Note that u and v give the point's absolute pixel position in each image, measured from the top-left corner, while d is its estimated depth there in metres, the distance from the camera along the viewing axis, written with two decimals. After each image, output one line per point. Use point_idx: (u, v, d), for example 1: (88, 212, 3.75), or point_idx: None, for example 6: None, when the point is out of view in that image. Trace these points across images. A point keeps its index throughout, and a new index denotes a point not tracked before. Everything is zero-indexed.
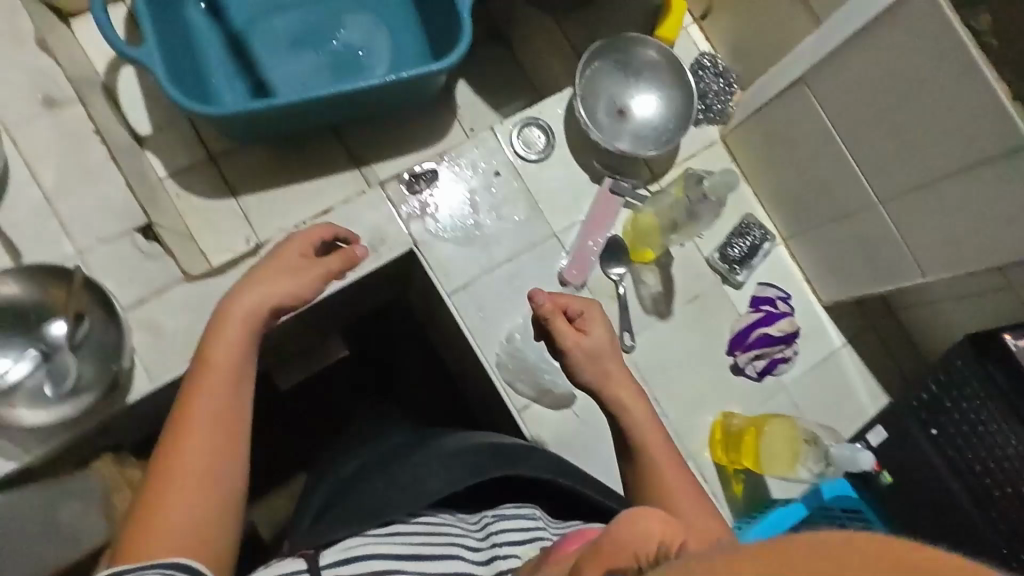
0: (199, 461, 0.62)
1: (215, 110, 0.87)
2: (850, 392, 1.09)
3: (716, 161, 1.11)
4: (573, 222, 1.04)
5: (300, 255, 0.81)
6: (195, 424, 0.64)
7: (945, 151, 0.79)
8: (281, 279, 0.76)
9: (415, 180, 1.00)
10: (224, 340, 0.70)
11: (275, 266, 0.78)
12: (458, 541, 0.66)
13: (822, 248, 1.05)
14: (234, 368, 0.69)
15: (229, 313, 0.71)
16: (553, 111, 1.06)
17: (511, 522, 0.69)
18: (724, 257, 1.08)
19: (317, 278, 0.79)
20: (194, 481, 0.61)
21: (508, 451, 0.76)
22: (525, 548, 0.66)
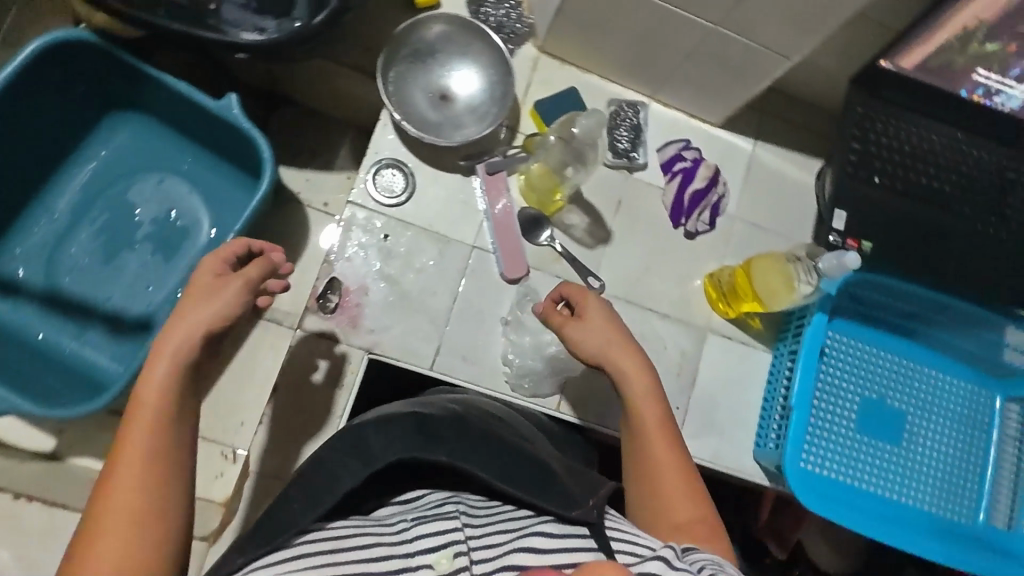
0: (130, 498, 0.59)
1: (102, 402, 0.82)
2: (787, 177, 1.12)
3: (553, 74, 1.06)
4: (479, 224, 1.01)
5: (217, 275, 0.75)
6: (128, 465, 0.61)
7: None
8: (199, 308, 0.71)
9: (325, 299, 0.94)
10: (152, 378, 0.66)
11: (193, 296, 0.72)
12: (369, 552, 0.61)
13: (685, 85, 1.04)
14: (163, 402, 0.65)
15: (160, 346, 0.68)
16: (388, 142, 1.00)
17: (432, 526, 0.63)
18: (618, 154, 1.06)
19: (239, 293, 0.73)
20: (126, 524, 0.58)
21: (438, 428, 0.69)
22: (439, 554, 0.61)
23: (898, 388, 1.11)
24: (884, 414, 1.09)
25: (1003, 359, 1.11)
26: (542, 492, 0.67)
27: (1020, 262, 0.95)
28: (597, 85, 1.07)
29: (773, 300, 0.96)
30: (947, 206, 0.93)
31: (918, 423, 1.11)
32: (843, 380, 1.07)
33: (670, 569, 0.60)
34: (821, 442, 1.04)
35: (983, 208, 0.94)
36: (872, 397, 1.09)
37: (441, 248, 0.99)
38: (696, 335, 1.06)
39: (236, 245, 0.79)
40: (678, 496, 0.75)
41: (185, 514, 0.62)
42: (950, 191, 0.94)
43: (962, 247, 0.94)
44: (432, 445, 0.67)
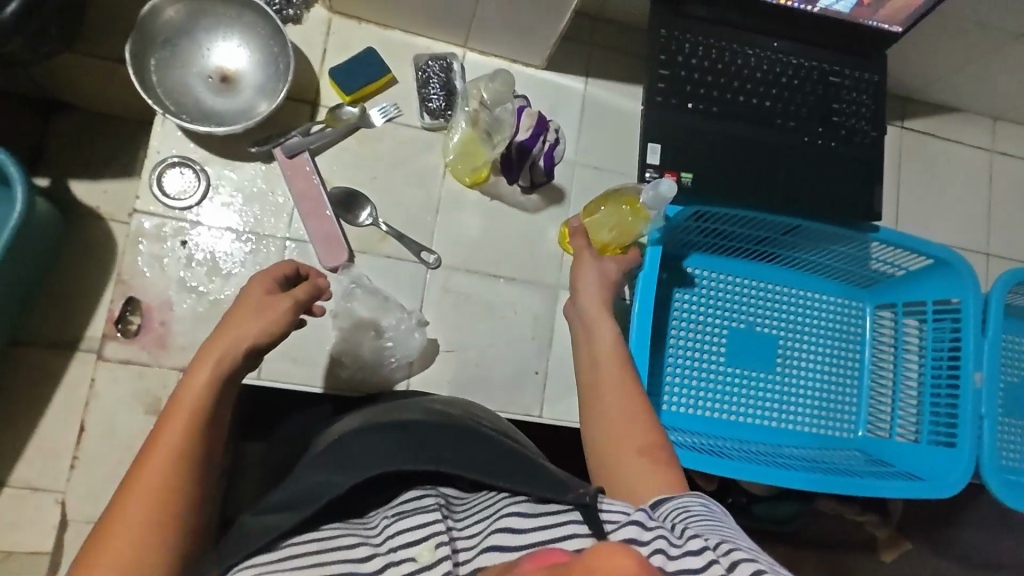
0: (140, 508, 0.54)
1: None
2: (622, 112, 1.05)
3: (347, 36, 0.96)
4: (289, 213, 0.92)
5: (266, 293, 0.72)
6: (156, 457, 0.57)
7: None
8: (242, 325, 0.68)
9: (123, 324, 0.86)
10: (191, 385, 0.62)
11: (240, 309, 0.70)
12: (345, 556, 0.52)
13: (489, 32, 0.94)
14: (200, 409, 0.61)
15: (210, 351, 0.65)
16: (172, 139, 0.90)
17: (413, 519, 0.54)
18: (433, 113, 0.97)
19: (286, 316, 0.71)
20: (136, 534, 0.53)
21: (425, 434, 0.62)
22: (423, 546, 0.52)
23: (766, 314, 1.08)
24: (753, 341, 1.06)
25: (868, 270, 1.08)
26: (528, 481, 0.57)
27: (853, 171, 0.91)
28: (399, 41, 0.98)
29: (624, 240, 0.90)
30: (771, 121, 0.89)
31: (790, 348, 1.08)
32: (703, 315, 1.05)
33: (644, 533, 0.54)
34: (683, 381, 1.02)
35: (806, 121, 0.90)
36: (739, 328, 1.06)
37: (251, 247, 0.90)
38: (550, 295, 0.99)
39: (286, 265, 0.75)
40: (629, 424, 0.74)
41: (191, 529, 0.56)
42: (771, 107, 0.89)
43: (789, 164, 0.89)
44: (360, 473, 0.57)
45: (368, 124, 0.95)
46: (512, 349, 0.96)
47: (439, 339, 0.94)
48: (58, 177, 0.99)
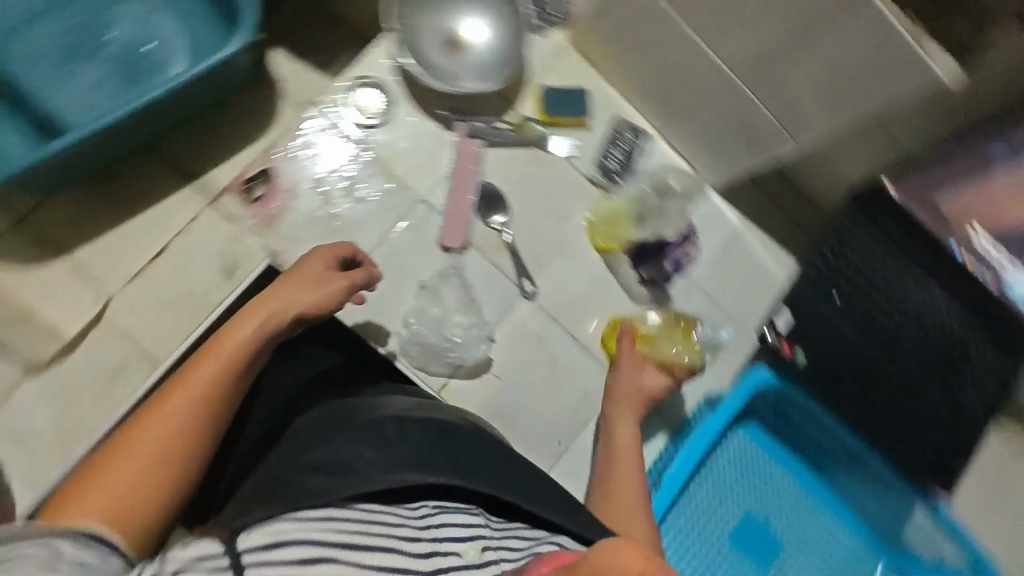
0: (157, 439, 0.60)
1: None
2: (760, 266, 1.07)
3: (572, 68, 1.01)
4: (437, 179, 0.95)
5: (324, 265, 0.77)
6: (186, 394, 0.62)
7: (775, 17, 0.72)
8: (296, 291, 0.73)
9: (249, 188, 0.89)
10: (234, 334, 0.68)
11: (300, 275, 0.75)
12: (393, 533, 0.57)
13: (693, 134, 0.98)
14: (237, 359, 0.66)
15: (255, 310, 0.70)
16: (381, 65, 0.95)
17: (454, 518, 0.61)
18: (603, 171, 1.00)
19: (339, 292, 0.76)
20: (148, 463, 0.58)
21: (457, 438, 0.70)
22: (466, 545, 0.58)
23: (788, 520, 1.04)
24: (764, 537, 1.02)
25: (906, 540, 1.03)
26: (566, 515, 0.66)
27: (944, 440, 0.89)
28: (612, 97, 1.02)
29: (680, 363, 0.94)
30: (896, 353, 0.89)
31: (794, 566, 1.03)
32: (733, 482, 1.03)
33: None
34: (683, 534, 0.99)
35: (930, 371, 0.88)
36: (757, 516, 1.03)
37: (392, 189, 0.93)
38: None
39: (340, 246, 0.81)
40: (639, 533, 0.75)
41: (193, 473, 0.61)
42: (905, 341, 0.88)
43: None
44: (394, 458, 0.65)
45: (546, 148, 0.99)
46: (553, 410, 0.95)
47: (495, 362, 0.94)
48: (270, 39, 1.05)
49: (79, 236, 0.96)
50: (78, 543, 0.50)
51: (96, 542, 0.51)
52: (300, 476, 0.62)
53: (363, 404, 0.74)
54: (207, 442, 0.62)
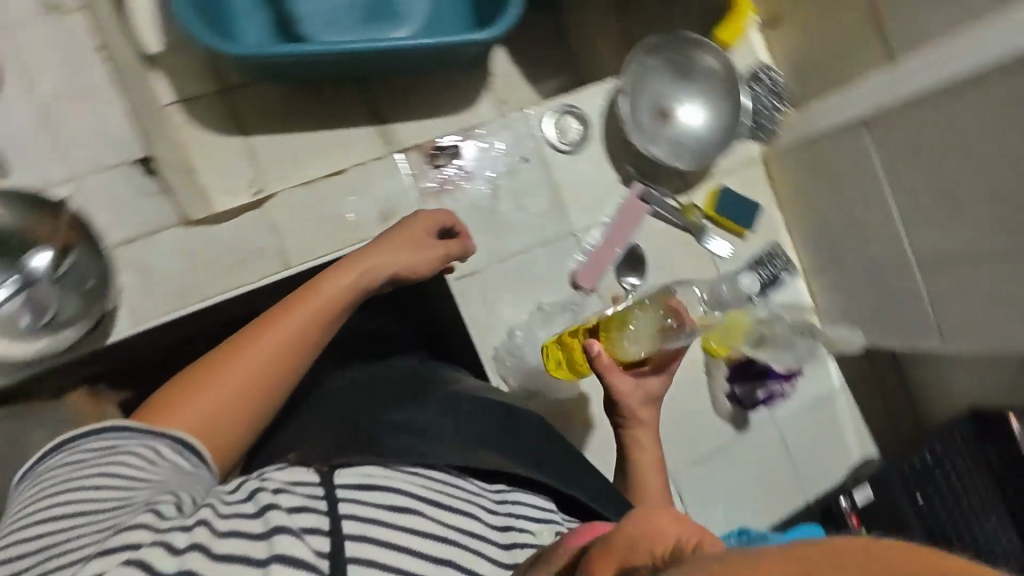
0: (242, 370, 0.63)
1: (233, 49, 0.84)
2: (838, 434, 1.07)
3: (753, 181, 1.06)
4: (596, 223, 0.99)
5: (425, 232, 0.81)
6: (276, 331, 0.66)
7: (992, 229, 0.75)
8: (396, 254, 0.77)
9: (436, 154, 0.94)
10: (332, 280, 0.71)
11: (401, 238, 0.79)
12: (474, 501, 0.60)
13: (838, 290, 1.01)
14: (330, 304, 0.70)
15: (354, 264, 0.74)
16: (591, 102, 0.99)
17: (524, 503, 0.64)
18: (743, 283, 1.03)
19: (433, 260, 0.80)
20: (232, 389, 0.62)
21: (525, 435, 0.75)
22: (540, 526, 0.61)
23: None
24: None
25: None
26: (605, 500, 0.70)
27: None
28: (775, 223, 1.07)
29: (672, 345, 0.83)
30: None
31: None
32: None
33: None
34: None
35: None
36: None
37: (554, 212, 0.97)
38: None
39: (438, 215, 0.83)
40: None
41: (277, 410, 0.67)
42: None
43: None
44: (466, 432, 0.72)
45: (700, 240, 1.02)
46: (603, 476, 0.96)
47: (570, 407, 0.96)
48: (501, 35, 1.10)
49: (267, 125, 0.99)
50: (176, 449, 0.58)
51: (188, 455, 0.59)
52: (389, 427, 0.70)
53: (439, 387, 0.82)
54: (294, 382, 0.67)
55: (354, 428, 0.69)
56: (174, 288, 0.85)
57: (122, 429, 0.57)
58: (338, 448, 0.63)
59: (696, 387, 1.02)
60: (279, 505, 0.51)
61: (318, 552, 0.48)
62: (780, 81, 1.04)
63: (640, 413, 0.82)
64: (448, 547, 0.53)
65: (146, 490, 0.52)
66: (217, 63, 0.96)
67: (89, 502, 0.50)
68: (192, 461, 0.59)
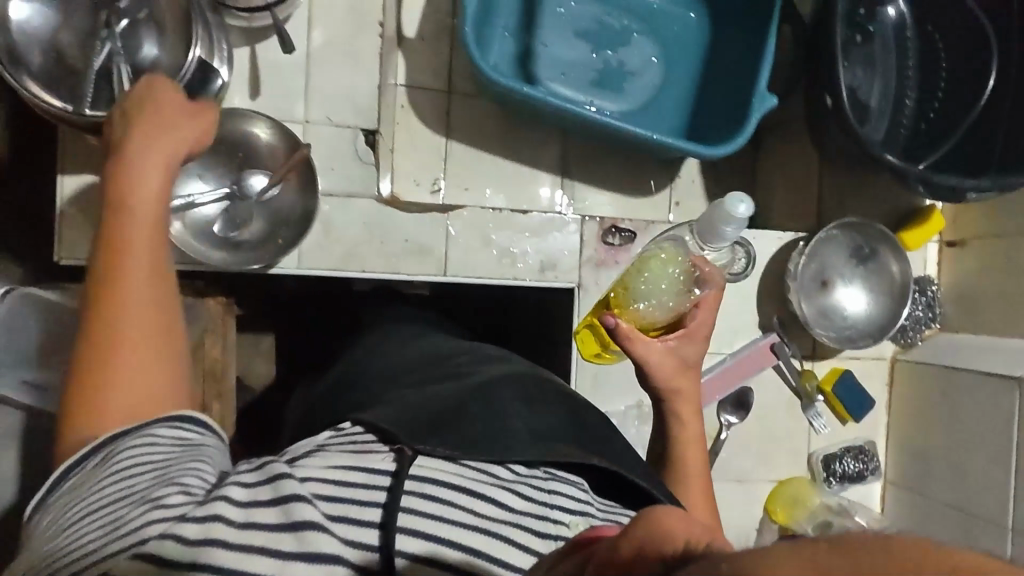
0: (124, 337, 0.56)
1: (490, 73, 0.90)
2: None
3: (875, 377, 1.07)
4: (719, 352, 1.02)
5: (184, 104, 0.66)
6: (127, 278, 0.58)
7: None
8: (172, 133, 0.64)
9: (611, 232, 0.96)
10: (141, 188, 0.60)
11: (159, 118, 0.65)
12: (510, 487, 0.53)
13: (913, 511, 1.03)
14: (157, 221, 0.61)
15: (124, 175, 0.61)
16: (764, 246, 1.03)
17: (566, 489, 0.56)
18: (827, 465, 1.04)
19: (187, 139, 0.64)
20: (126, 366, 0.56)
21: (593, 428, 0.66)
22: (575, 518, 0.54)
23: None
24: None
25: None
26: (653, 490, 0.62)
27: None
28: (879, 425, 1.08)
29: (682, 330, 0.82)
30: None
31: None
32: None
33: None
34: None
35: None
36: None
37: None
38: None
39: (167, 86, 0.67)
40: None
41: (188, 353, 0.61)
42: None
43: None
44: (534, 416, 0.62)
45: (806, 408, 1.04)
46: None
47: None
48: None
49: (468, 135, 1.01)
50: (170, 431, 0.54)
51: (184, 429, 0.55)
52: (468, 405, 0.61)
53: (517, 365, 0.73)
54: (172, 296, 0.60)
55: (435, 401, 0.62)
56: (344, 249, 0.90)
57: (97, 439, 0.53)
58: (427, 424, 0.57)
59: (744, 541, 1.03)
60: (304, 496, 0.47)
61: (372, 545, 0.46)
62: (936, 299, 1.07)
63: (670, 380, 0.81)
64: (484, 538, 0.48)
65: (150, 479, 0.49)
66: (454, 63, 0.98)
67: (98, 507, 0.48)
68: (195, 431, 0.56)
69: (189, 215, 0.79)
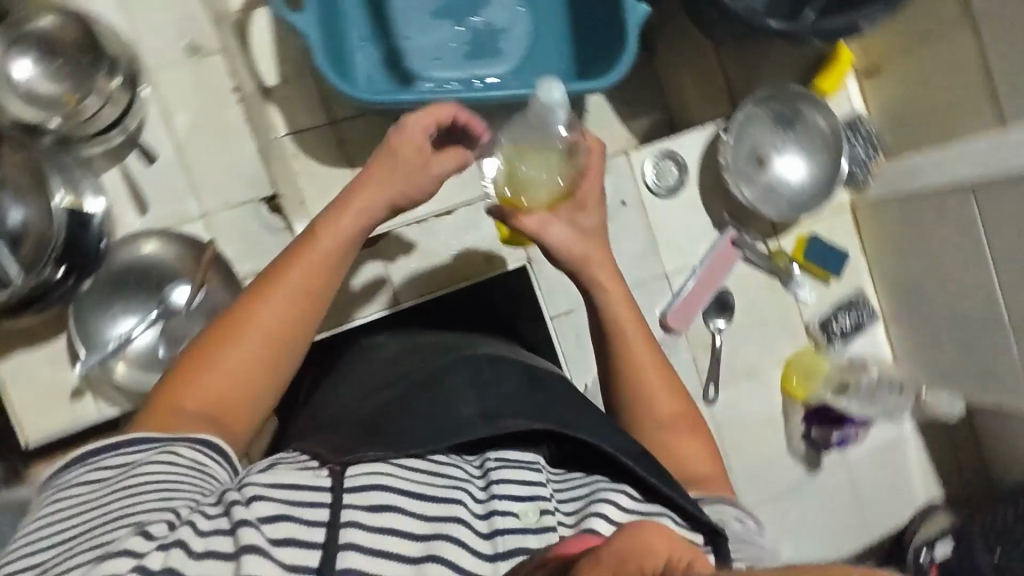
0: (256, 344, 0.67)
1: (358, 95, 0.88)
2: (906, 478, 1.11)
3: (841, 228, 1.07)
4: (687, 265, 1.02)
5: (419, 145, 0.78)
6: (283, 298, 0.70)
7: None
8: (390, 180, 0.77)
9: None
10: (335, 228, 0.74)
11: (401, 156, 0.77)
12: (459, 487, 0.54)
13: (919, 341, 1.04)
14: (327, 263, 0.73)
15: (348, 206, 0.75)
16: (692, 147, 1.01)
17: (515, 473, 0.56)
18: (825, 327, 1.06)
19: (429, 180, 0.79)
20: (237, 368, 0.67)
21: (551, 387, 0.66)
22: (525, 506, 0.53)
23: None
24: None
25: None
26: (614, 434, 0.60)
27: None
28: (862, 271, 1.08)
29: (580, 221, 0.82)
30: None
31: None
32: None
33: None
34: None
35: None
36: None
37: (648, 254, 1.01)
38: None
39: (439, 116, 0.79)
40: None
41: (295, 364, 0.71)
42: None
43: None
44: (486, 398, 0.63)
45: (788, 284, 1.05)
46: None
47: None
48: None
49: (371, 155, 1.00)
50: (194, 458, 0.59)
51: (209, 458, 0.60)
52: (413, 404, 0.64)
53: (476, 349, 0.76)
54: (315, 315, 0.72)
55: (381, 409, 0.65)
56: None
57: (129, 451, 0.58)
58: (365, 432, 0.60)
59: (774, 427, 1.06)
60: (250, 521, 0.48)
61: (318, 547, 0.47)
62: (872, 132, 1.06)
63: (578, 250, 0.80)
64: (425, 543, 0.49)
65: (141, 494, 0.53)
66: (326, 94, 0.98)
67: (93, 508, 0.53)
68: (214, 455, 0.61)
69: (130, 353, 0.79)
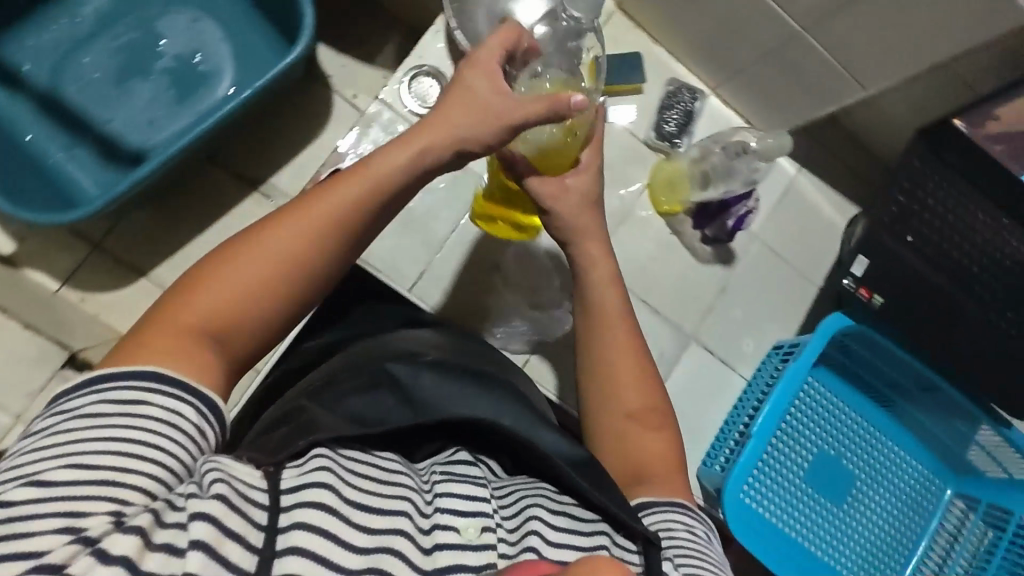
0: (266, 266, 0.56)
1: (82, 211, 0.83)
2: (816, 211, 1.10)
3: (621, 34, 1.02)
4: None
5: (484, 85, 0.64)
6: (313, 222, 0.58)
7: None
8: (455, 111, 0.63)
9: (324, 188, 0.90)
10: (384, 157, 0.62)
11: (468, 82, 0.64)
12: (408, 495, 0.52)
13: (749, 91, 1.00)
14: (359, 210, 0.61)
15: (412, 131, 0.64)
16: (433, 49, 0.96)
17: (460, 487, 0.55)
18: (661, 134, 1.02)
19: (482, 124, 0.63)
20: (232, 296, 0.54)
21: (507, 394, 0.68)
22: (467, 521, 0.53)
23: (854, 453, 1.11)
24: (832, 467, 1.10)
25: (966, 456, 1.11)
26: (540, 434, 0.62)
27: None
28: (664, 61, 1.04)
29: (563, 180, 0.76)
30: (967, 284, 0.91)
31: (864, 490, 1.11)
32: (805, 432, 1.07)
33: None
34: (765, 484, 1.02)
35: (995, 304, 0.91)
36: (827, 452, 1.09)
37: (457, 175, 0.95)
38: (682, 342, 1.02)
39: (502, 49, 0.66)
40: None
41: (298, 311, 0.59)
42: (978, 273, 0.91)
43: (967, 340, 0.91)
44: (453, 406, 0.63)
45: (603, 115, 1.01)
46: None
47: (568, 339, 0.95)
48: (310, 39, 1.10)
49: (150, 251, 0.99)
50: (199, 414, 0.49)
51: (210, 420, 0.50)
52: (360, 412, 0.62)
53: (394, 349, 0.74)
54: (340, 252, 0.60)
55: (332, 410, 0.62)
56: None
57: (120, 374, 0.47)
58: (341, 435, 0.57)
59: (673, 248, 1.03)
60: (208, 512, 0.44)
61: (253, 549, 0.45)
62: None
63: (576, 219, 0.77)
64: (374, 555, 0.47)
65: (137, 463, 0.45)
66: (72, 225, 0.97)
67: (88, 454, 0.44)
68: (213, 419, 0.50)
69: None
